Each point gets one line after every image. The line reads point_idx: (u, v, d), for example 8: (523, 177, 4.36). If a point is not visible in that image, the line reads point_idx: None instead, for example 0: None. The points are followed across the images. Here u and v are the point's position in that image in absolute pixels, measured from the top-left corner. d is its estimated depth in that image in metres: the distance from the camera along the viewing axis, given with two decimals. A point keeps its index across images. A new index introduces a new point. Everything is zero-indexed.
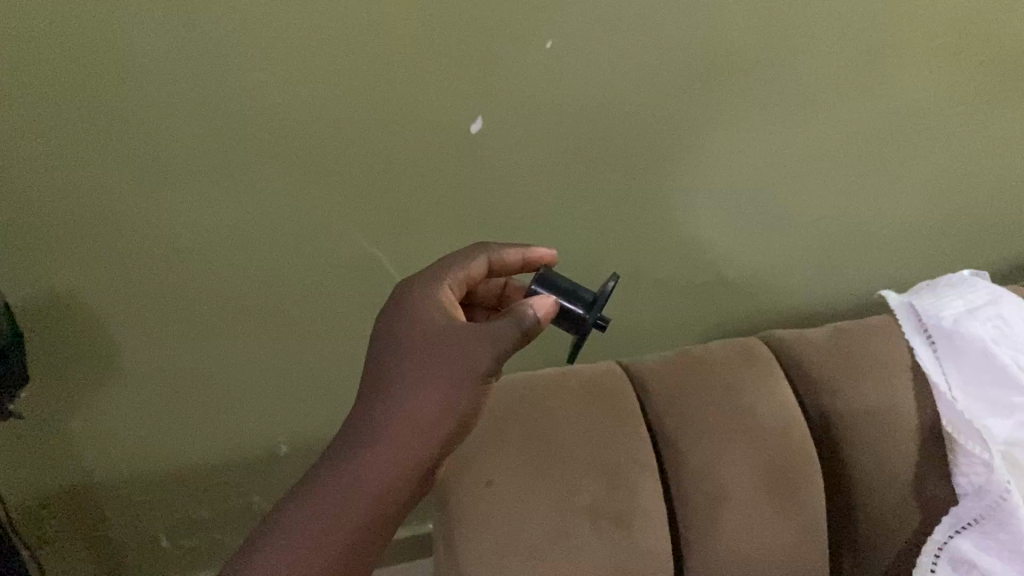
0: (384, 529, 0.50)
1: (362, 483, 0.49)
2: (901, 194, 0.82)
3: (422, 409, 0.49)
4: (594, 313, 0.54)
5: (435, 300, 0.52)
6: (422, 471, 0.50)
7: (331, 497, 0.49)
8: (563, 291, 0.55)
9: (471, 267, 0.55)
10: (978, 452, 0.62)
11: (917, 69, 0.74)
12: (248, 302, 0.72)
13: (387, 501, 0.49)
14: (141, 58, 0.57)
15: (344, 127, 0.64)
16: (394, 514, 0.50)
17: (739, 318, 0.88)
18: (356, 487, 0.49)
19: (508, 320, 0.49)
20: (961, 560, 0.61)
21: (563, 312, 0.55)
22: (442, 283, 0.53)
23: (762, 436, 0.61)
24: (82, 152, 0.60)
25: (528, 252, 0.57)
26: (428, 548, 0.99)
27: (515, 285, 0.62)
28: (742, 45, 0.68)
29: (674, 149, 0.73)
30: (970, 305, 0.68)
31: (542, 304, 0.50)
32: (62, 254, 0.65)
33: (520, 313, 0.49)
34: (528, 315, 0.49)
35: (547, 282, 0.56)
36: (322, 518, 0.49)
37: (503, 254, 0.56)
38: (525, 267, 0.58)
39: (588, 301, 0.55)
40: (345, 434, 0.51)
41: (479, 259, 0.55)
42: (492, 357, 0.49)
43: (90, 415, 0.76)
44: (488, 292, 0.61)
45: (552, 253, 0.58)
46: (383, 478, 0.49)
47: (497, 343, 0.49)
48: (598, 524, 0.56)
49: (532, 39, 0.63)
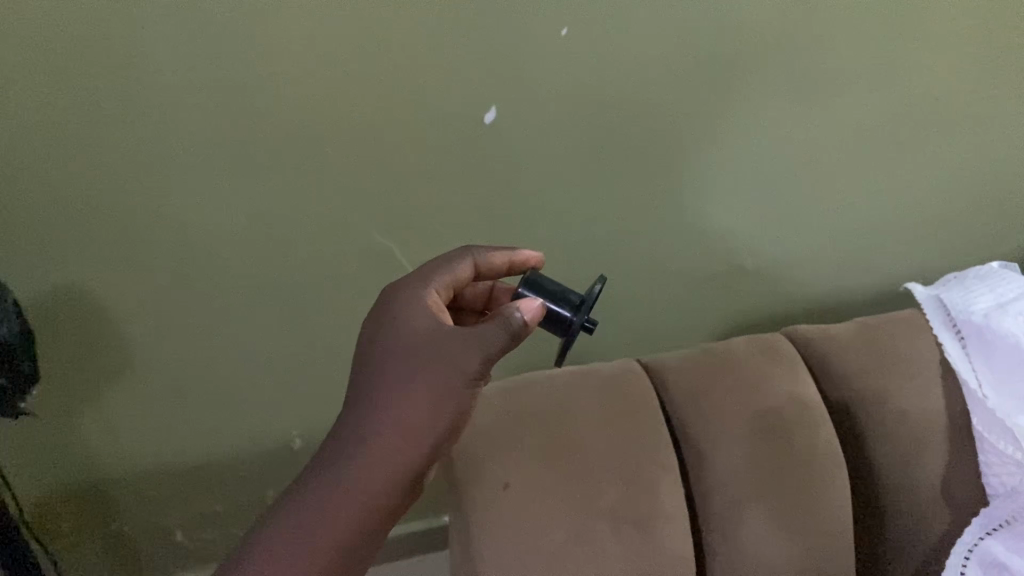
0: (371, 537, 0.49)
1: (352, 489, 0.48)
2: (923, 181, 0.80)
3: (412, 411, 0.49)
4: (582, 315, 0.53)
5: (423, 303, 0.52)
6: (411, 476, 0.49)
7: (319, 502, 0.48)
8: (551, 295, 0.54)
9: (456, 270, 0.55)
10: (1010, 453, 0.60)
11: (940, 55, 0.71)
12: (262, 294, 0.71)
13: (376, 504, 0.48)
14: (147, 56, 0.55)
15: (355, 120, 0.62)
16: (385, 519, 0.49)
17: (756, 308, 0.87)
18: (346, 494, 0.48)
19: (497, 323, 0.49)
20: (992, 562, 0.59)
21: (551, 314, 0.53)
22: (428, 286, 0.53)
23: (784, 437, 0.59)
24: (86, 150, 0.59)
25: (515, 255, 0.57)
26: (442, 540, 0.98)
27: (502, 288, 0.63)
28: (761, 34, 0.66)
29: (692, 139, 0.71)
30: (1000, 299, 0.65)
31: (527, 307, 0.50)
32: (72, 253, 0.64)
33: (506, 316, 0.49)
34: (515, 317, 0.49)
35: (534, 285, 0.55)
36: (310, 524, 0.48)
37: (489, 257, 0.56)
38: (511, 270, 0.58)
39: (575, 303, 0.54)
40: (334, 439, 0.50)
41: (465, 262, 0.55)
42: (480, 361, 0.49)
43: (103, 413, 0.76)
44: (476, 296, 0.62)
45: (539, 255, 0.59)
46: (374, 479, 0.48)
47: (486, 346, 0.49)
48: (618, 528, 0.54)
49: (547, 31, 0.61)
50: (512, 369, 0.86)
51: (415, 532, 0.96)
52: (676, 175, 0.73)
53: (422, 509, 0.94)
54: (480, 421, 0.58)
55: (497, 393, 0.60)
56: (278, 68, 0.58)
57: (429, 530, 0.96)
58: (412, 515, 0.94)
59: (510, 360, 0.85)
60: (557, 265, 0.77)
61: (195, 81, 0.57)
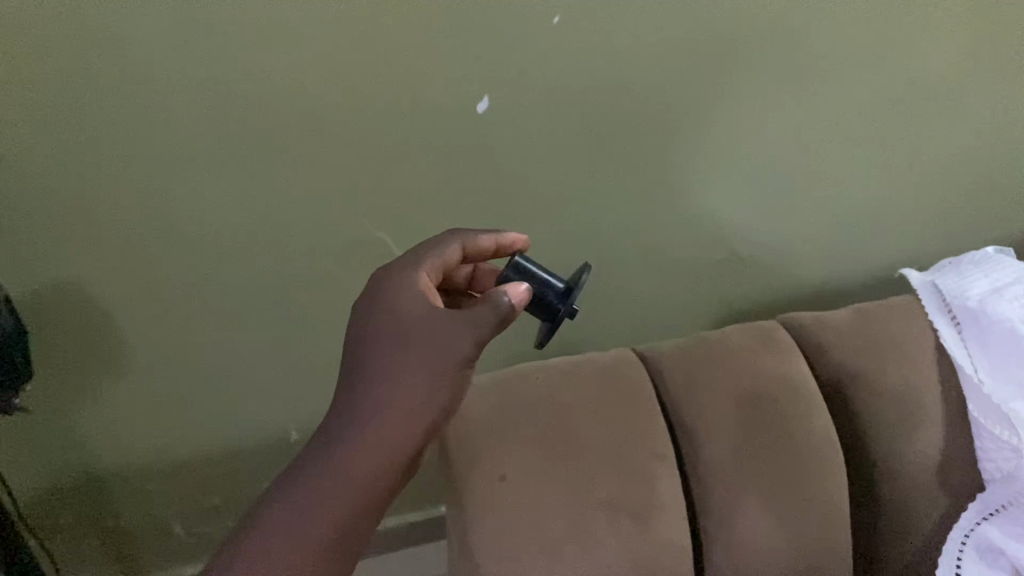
0: (368, 525, 0.49)
1: (349, 476, 0.48)
2: (917, 165, 0.80)
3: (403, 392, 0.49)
4: (569, 304, 0.53)
5: (413, 288, 0.52)
6: (406, 462, 0.49)
7: (317, 492, 0.47)
8: (539, 280, 0.54)
9: (445, 253, 0.55)
10: (1007, 438, 0.60)
11: (933, 37, 0.71)
12: (254, 288, 0.71)
13: (373, 492, 0.48)
14: (134, 48, 0.55)
15: (345, 111, 0.62)
16: (380, 506, 0.49)
17: (751, 296, 0.87)
18: (343, 481, 0.47)
19: (487, 307, 0.49)
20: (989, 547, 0.60)
21: (540, 300, 0.53)
22: (418, 270, 0.53)
23: (783, 426, 0.59)
24: (73, 146, 0.58)
25: (501, 236, 0.57)
26: (440, 530, 0.98)
27: (487, 269, 0.63)
28: (754, 19, 0.65)
29: (685, 125, 0.71)
30: (995, 284, 0.65)
31: (515, 292, 0.51)
32: (64, 248, 0.63)
33: (496, 299, 0.49)
34: (504, 300, 0.50)
35: (522, 267, 0.55)
36: (304, 517, 0.47)
37: (476, 239, 0.56)
38: (497, 252, 0.58)
39: (562, 291, 0.54)
40: (328, 428, 0.49)
41: (454, 245, 0.55)
42: (473, 343, 0.49)
43: (97, 407, 0.75)
44: (461, 279, 0.61)
45: (525, 238, 0.59)
46: (371, 467, 0.48)
47: (478, 328, 0.49)
48: (614, 519, 0.54)
49: (537, 18, 0.61)
50: (507, 360, 0.86)
51: (411, 522, 0.96)
52: (670, 162, 0.73)
53: (418, 499, 0.94)
54: (475, 413, 0.58)
55: (491, 385, 0.60)
56: (268, 59, 0.58)
57: (425, 520, 0.96)
58: (410, 505, 0.94)
59: (504, 350, 0.85)
60: (552, 254, 0.77)
61: (184, 73, 0.57)
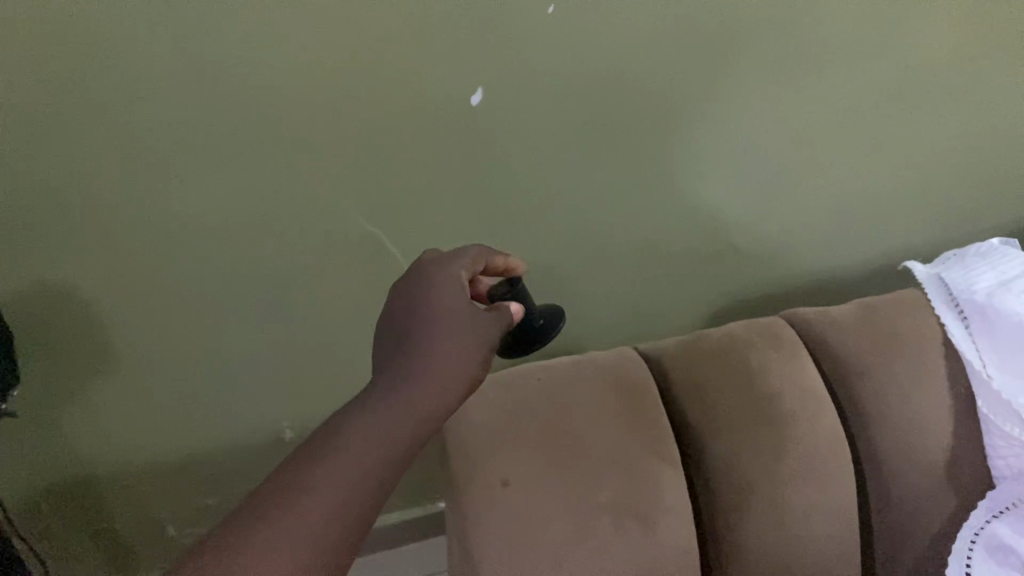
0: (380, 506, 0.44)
1: (379, 447, 0.44)
2: (919, 154, 0.79)
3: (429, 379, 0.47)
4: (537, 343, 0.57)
5: (454, 282, 0.51)
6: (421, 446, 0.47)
7: (349, 460, 0.43)
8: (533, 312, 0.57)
9: (478, 256, 0.54)
10: (1017, 434, 0.59)
11: (936, 22, 0.70)
12: (247, 286, 0.70)
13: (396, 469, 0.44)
14: (121, 43, 0.53)
15: (338, 105, 0.60)
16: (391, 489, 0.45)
17: (752, 286, 0.86)
18: (374, 453, 0.44)
19: (502, 313, 0.52)
20: (999, 545, 0.58)
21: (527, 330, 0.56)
22: (457, 266, 0.52)
23: (792, 424, 0.58)
24: (58, 146, 0.57)
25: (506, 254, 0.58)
26: (438, 526, 0.97)
27: None
28: (754, 6, 0.64)
29: (685, 115, 0.69)
30: (1003, 276, 0.64)
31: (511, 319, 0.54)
32: (51, 249, 0.62)
33: (507, 307, 0.53)
34: (511, 309, 0.53)
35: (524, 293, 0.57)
36: (334, 483, 0.42)
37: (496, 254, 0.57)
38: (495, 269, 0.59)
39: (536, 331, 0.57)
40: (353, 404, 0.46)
41: (482, 252, 0.55)
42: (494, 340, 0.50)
43: (89, 408, 0.74)
44: None
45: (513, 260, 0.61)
46: (397, 443, 0.45)
47: (497, 325, 0.51)
48: (620, 523, 0.53)
49: (533, 7, 0.59)
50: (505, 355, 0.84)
51: (410, 519, 0.95)
52: (670, 154, 0.72)
53: (416, 495, 0.93)
54: (477, 415, 0.56)
55: (494, 387, 0.59)
56: (259, 53, 0.56)
57: (424, 517, 0.95)
58: (407, 501, 0.93)
59: None
60: (550, 248, 0.75)
61: (173, 69, 0.55)
